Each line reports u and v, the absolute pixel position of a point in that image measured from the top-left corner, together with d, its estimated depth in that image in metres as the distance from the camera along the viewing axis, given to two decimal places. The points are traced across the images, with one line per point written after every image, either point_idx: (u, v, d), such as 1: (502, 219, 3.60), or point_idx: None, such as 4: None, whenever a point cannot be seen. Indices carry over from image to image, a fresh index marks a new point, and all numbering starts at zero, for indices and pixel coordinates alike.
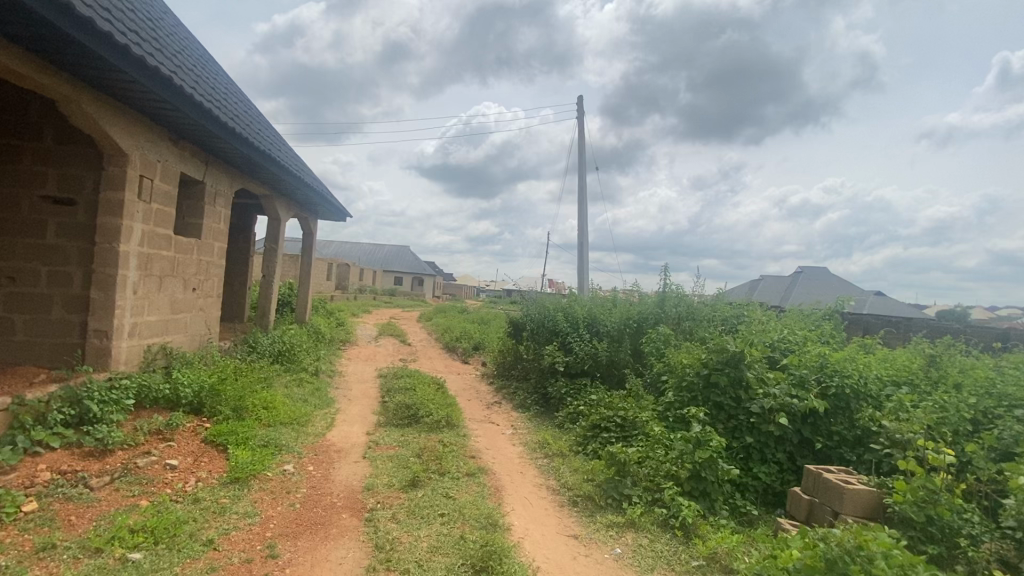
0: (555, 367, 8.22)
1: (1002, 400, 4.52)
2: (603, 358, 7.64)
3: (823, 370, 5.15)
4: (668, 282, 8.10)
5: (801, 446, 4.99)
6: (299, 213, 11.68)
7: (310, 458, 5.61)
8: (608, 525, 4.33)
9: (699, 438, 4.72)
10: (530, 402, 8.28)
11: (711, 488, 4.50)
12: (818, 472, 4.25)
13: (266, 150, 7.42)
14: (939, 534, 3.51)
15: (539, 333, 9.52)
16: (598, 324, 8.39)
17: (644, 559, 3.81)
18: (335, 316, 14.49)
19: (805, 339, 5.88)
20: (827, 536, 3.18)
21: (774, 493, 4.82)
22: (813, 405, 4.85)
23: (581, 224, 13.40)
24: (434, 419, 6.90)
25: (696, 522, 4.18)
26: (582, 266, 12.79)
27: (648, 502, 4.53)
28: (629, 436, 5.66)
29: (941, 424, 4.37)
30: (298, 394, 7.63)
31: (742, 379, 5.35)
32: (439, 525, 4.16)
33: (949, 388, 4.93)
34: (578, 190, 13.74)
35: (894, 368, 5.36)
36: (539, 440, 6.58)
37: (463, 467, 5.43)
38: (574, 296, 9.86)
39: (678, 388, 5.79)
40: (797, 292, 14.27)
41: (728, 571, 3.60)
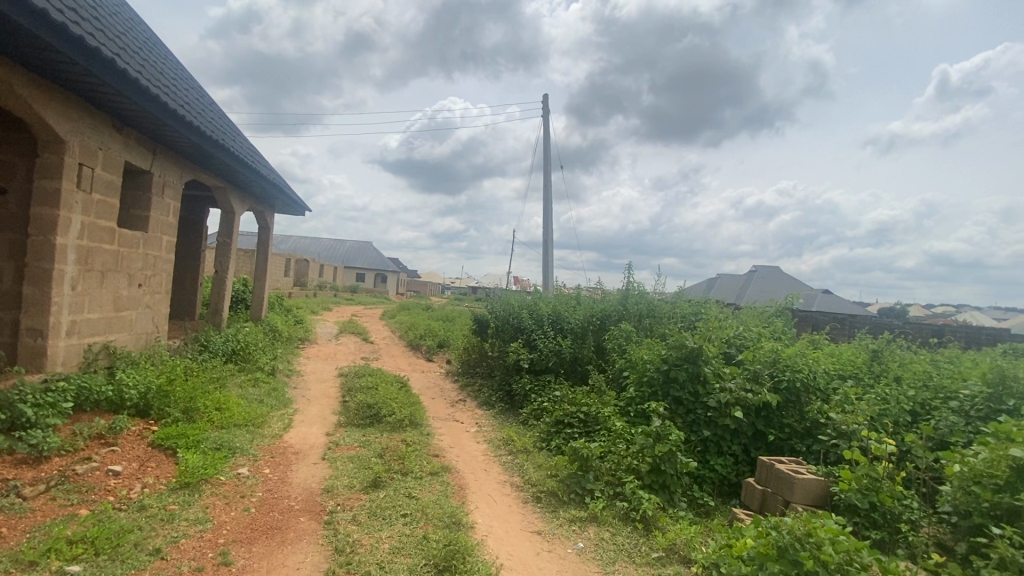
0: (520, 364, 8.24)
1: (937, 392, 4.83)
2: (567, 355, 7.70)
3: (776, 365, 5.36)
4: (630, 280, 8.25)
5: (754, 438, 5.18)
6: (255, 206, 11.24)
7: (266, 460, 5.41)
8: (570, 520, 4.37)
9: (659, 433, 4.83)
10: (495, 400, 8.26)
11: (670, 481, 4.61)
12: (771, 463, 4.43)
13: (219, 140, 7.09)
14: (882, 520, 3.74)
15: (504, 330, 9.51)
16: (562, 321, 8.45)
17: (606, 552, 3.86)
18: (294, 313, 14.05)
19: (759, 336, 6.11)
20: (779, 524, 3.29)
21: (729, 484, 4.99)
22: (766, 399, 5.04)
23: (546, 221, 13.46)
24: (396, 419, 6.78)
25: (656, 515, 4.27)
26: (547, 263, 12.87)
27: (610, 496, 4.60)
28: (592, 431, 5.73)
29: (884, 415, 4.63)
30: (254, 395, 7.34)
31: (700, 374, 5.51)
32: (402, 526, 4.09)
33: (890, 380, 5.23)
34: (543, 188, 13.80)
35: (841, 362, 5.63)
36: (503, 437, 6.57)
37: (427, 467, 5.36)
38: (539, 294, 9.89)
39: (639, 383, 5.90)
40: (752, 290, 14.81)
41: (687, 561, 3.69)
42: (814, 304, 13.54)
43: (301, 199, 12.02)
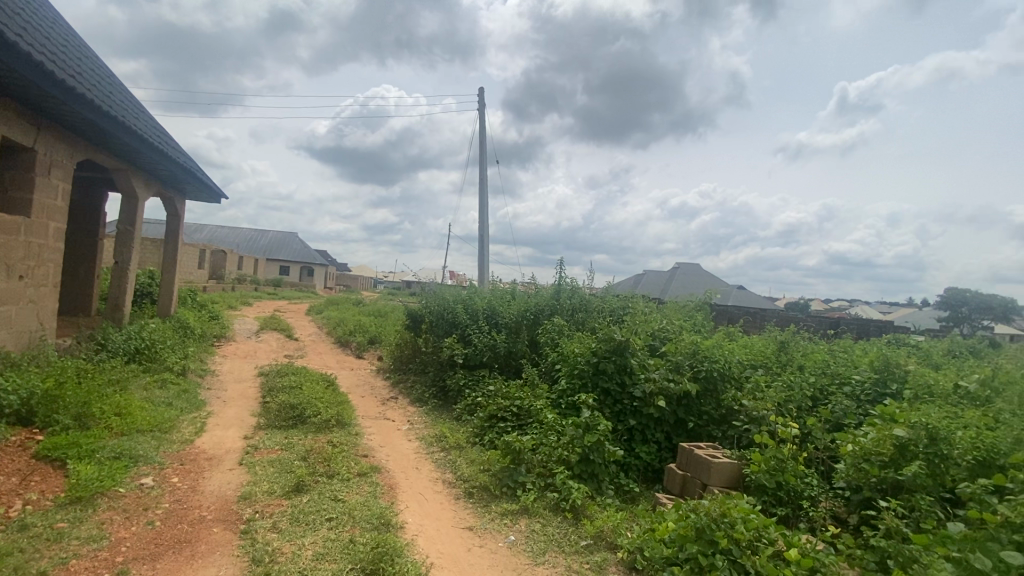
0: (454, 360, 8.13)
1: (833, 377, 5.31)
2: (501, 350, 7.69)
3: (696, 356, 5.66)
4: (563, 275, 8.40)
5: (676, 426, 5.46)
6: (162, 191, 10.27)
7: (174, 469, 4.97)
8: (502, 513, 4.38)
9: (588, 424, 4.95)
10: (428, 396, 8.12)
11: (598, 470, 4.75)
12: (691, 448, 4.69)
13: (120, 117, 6.38)
14: (787, 497, 4.06)
15: (438, 325, 9.34)
16: (496, 316, 8.44)
17: (536, 544, 3.91)
18: (208, 309, 13.01)
19: (680, 329, 6.44)
20: (697, 507, 3.46)
21: (653, 470, 5.22)
22: (687, 388, 5.32)
23: (481, 215, 13.39)
24: (321, 419, 6.47)
25: (585, 504, 4.38)
26: (482, 258, 12.83)
27: (541, 488, 4.66)
28: (524, 424, 5.77)
29: (789, 401, 5.03)
30: (160, 398, 6.71)
31: (627, 366, 5.72)
32: (326, 531, 3.90)
33: (794, 369, 5.69)
34: (479, 182, 13.73)
35: (753, 353, 6.06)
36: (436, 434, 6.47)
37: (354, 468, 5.15)
38: (473, 288, 9.82)
39: (570, 375, 6.03)
40: (675, 286, 15.60)
41: (613, 547, 3.80)
42: (730, 299, 14.50)
43: (217, 186, 11.13)
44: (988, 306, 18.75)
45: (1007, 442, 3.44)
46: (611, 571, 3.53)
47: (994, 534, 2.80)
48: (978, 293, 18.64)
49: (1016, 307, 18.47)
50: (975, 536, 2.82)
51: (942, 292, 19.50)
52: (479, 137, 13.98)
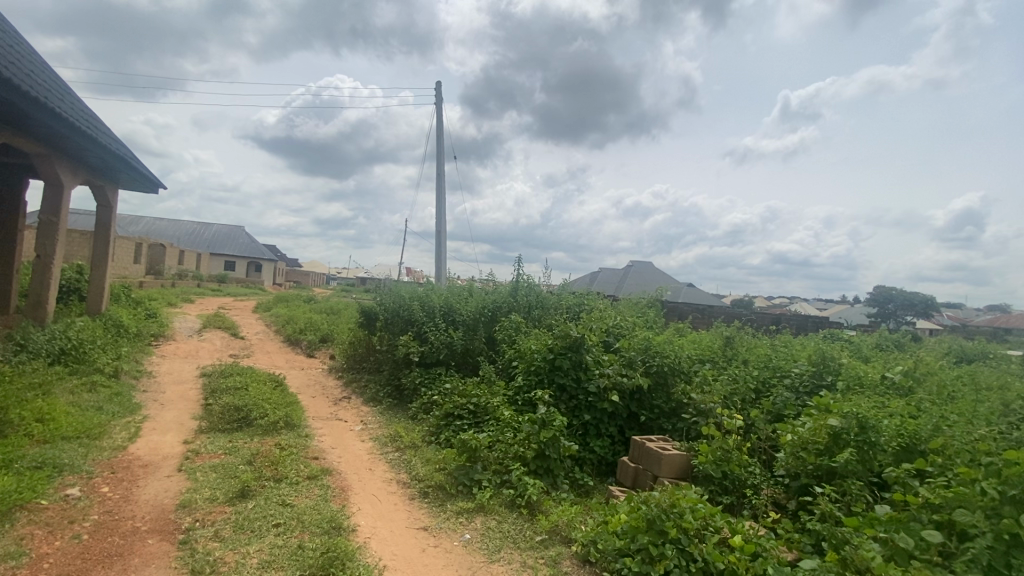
0: (409, 358, 7.99)
1: (774, 370, 5.59)
2: (457, 347, 7.61)
3: (648, 351, 5.82)
4: (520, 272, 8.42)
5: (628, 419, 5.60)
6: (92, 180, 9.54)
7: (104, 477, 4.64)
8: (457, 512, 4.35)
9: (544, 420, 4.99)
10: (383, 395, 7.96)
11: (554, 465, 4.80)
12: (642, 441, 4.82)
13: (42, 98, 5.87)
14: (731, 486, 4.25)
15: (393, 323, 9.14)
16: (453, 313, 8.35)
17: (492, 541, 3.91)
18: (145, 306, 12.22)
19: (634, 325, 6.60)
20: (648, 499, 3.54)
21: (607, 463, 5.33)
22: (639, 383, 5.46)
23: (438, 211, 13.22)
24: (269, 421, 6.21)
25: (540, 499, 4.41)
26: (439, 254, 12.68)
27: (497, 485, 4.66)
28: (480, 421, 5.75)
29: (734, 394, 5.26)
30: (89, 402, 6.24)
31: (582, 361, 5.80)
32: (273, 538, 3.74)
33: (739, 362, 5.96)
34: (436, 177, 13.55)
35: (701, 348, 6.29)
36: (390, 434, 6.34)
37: (304, 471, 4.98)
38: (430, 285, 9.68)
39: (526, 372, 6.06)
40: (629, 284, 15.99)
41: (567, 541, 3.85)
42: (680, 297, 14.99)
43: (154, 175, 10.45)
44: (910, 303, 20.32)
45: (927, 428, 3.73)
46: (565, 565, 3.57)
47: (915, 515, 3.03)
48: (902, 290, 20.13)
49: (935, 304, 20.09)
50: (899, 517, 3.05)
51: (871, 290, 20.93)
52: (437, 132, 13.78)
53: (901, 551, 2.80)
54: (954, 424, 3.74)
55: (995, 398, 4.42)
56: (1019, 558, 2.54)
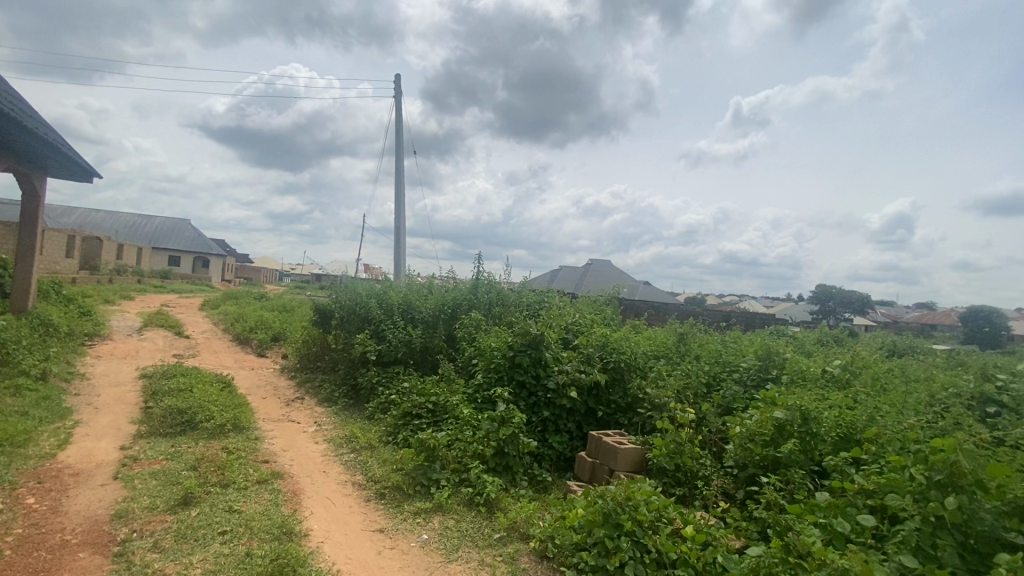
0: (366, 357, 7.81)
1: (724, 365, 5.80)
2: (416, 345, 7.49)
3: (605, 347, 5.92)
4: (481, 269, 8.39)
5: (586, 415, 5.67)
6: (17, 167, 8.83)
7: (29, 488, 4.29)
8: (415, 512, 4.29)
9: (503, 417, 4.99)
10: (338, 396, 7.75)
11: (512, 462, 4.80)
12: (599, 436, 4.90)
13: None
14: (684, 478, 4.37)
15: (349, 321, 8.91)
16: (412, 311, 8.21)
17: (450, 540, 3.87)
18: (78, 303, 11.41)
19: (592, 322, 6.70)
20: (604, 493, 3.58)
21: (565, 459, 5.38)
22: (597, 378, 5.55)
23: (397, 207, 12.98)
24: (215, 424, 5.92)
25: (498, 496, 4.41)
26: (398, 250, 12.46)
27: (455, 484, 4.62)
28: (439, 420, 5.68)
29: (687, 388, 5.43)
30: (12, 407, 5.76)
31: (541, 358, 5.82)
32: (219, 546, 3.57)
33: (692, 358, 6.15)
34: (395, 172, 13.29)
35: (656, 345, 6.45)
36: (346, 434, 6.18)
37: (253, 475, 4.77)
38: (388, 282, 9.50)
39: (486, 370, 6.04)
40: (588, 282, 16.22)
41: (525, 537, 3.86)
42: (637, 294, 15.35)
43: (89, 164, 9.78)
44: (848, 300, 21.63)
45: (862, 419, 3.96)
46: (523, 561, 3.58)
47: (852, 500, 3.22)
48: (842, 289, 21.38)
49: (871, 302, 21.45)
50: (837, 503, 3.23)
51: (814, 288, 22.12)
52: (397, 127, 13.52)
53: (838, 536, 2.96)
54: (886, 414, 3.99)
55: (923, 389, 4.75)
56: (943, 538, 2.74)
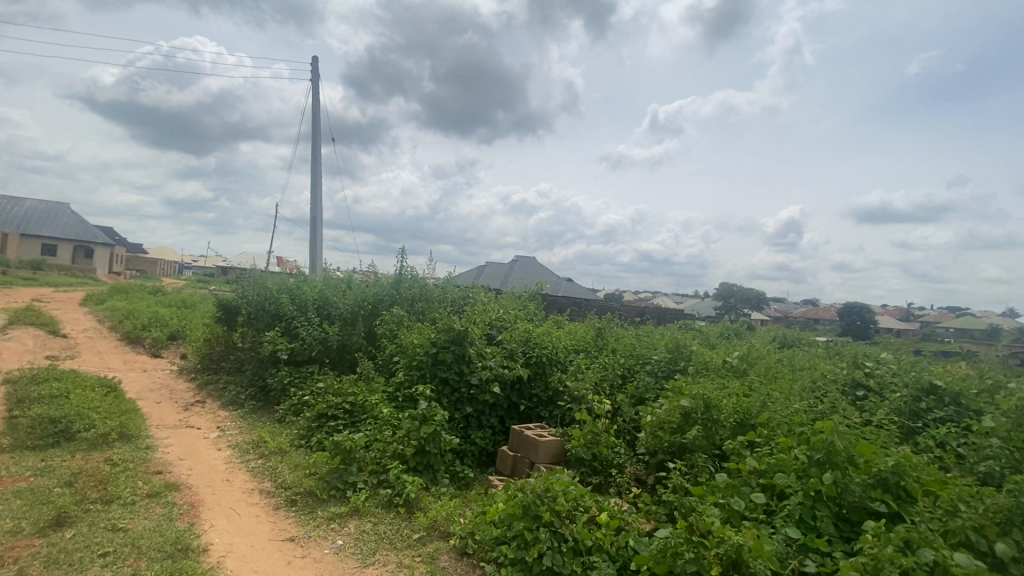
0: (277, 356, 7.33)
1: (638, 358, 6.11)
2: (333, 343, 7.14)
3: (528, 342, 6.03)
4: (403, 264, 8.16)
5: (509, 410, 5.72)
6: None
7: None
8: (329, 518, 4.10)
9: (424, 415, 4.89)
10: (245, 398, 7.22)
11: (434, 460, 4.73)
12: (520, 429, 4.97)
13: None
14: (599, 467, 4.56)
15: (257, 318, 8.29)
16: (329, 307, 7.82)
17: (366, 544, 3.74)
18: None
19: (515, 318, 6.77)
20: (523, 486, 3.62)
21: (487, 454, 5.40)
22: (519, 373, 5.62)
23: (313, 197, 12.29)
24: (96, 434, 5.27)
25: (418, 496, 4.33)
26: (314, 243, 11.82)
27: (373, 486, 4.47)
28: (357, 421, 5.46)
29: (604, 380, 5.66)
30: None
31: (464, 354, 5.78)
32: (99, 571, 3.18)
33: (609, 351, 6.42)
34: (312, 160, 12.59)
35: (576, 339, 6.64)
36: (253, 439, 5.77)
37: (142, 489, 4.31)
38: (302, 277, 8.95)
39: (408, 367, 5.89)
40: (514, 279, 16.41)
41: (445, 535, 3.82)
42: (561, 291, 15.76)
43: None
44: (747, 297, 23.78)
45: (757, 405, 4.34)
46: (443, 560, 3.55)
47: (747, 480, 3.51)
48: (742, 287, 23.35)
49: (766, 299, 23.67)
50: (734, 483, 3.51)
51: (718, 286, 24.04)
52: (314, 111, 12.79)
53: (734, 514, 3.22)
54: (776, 400, 4.41)
55: (807, 377, 5.32)
56: (821, 510, 3.07)
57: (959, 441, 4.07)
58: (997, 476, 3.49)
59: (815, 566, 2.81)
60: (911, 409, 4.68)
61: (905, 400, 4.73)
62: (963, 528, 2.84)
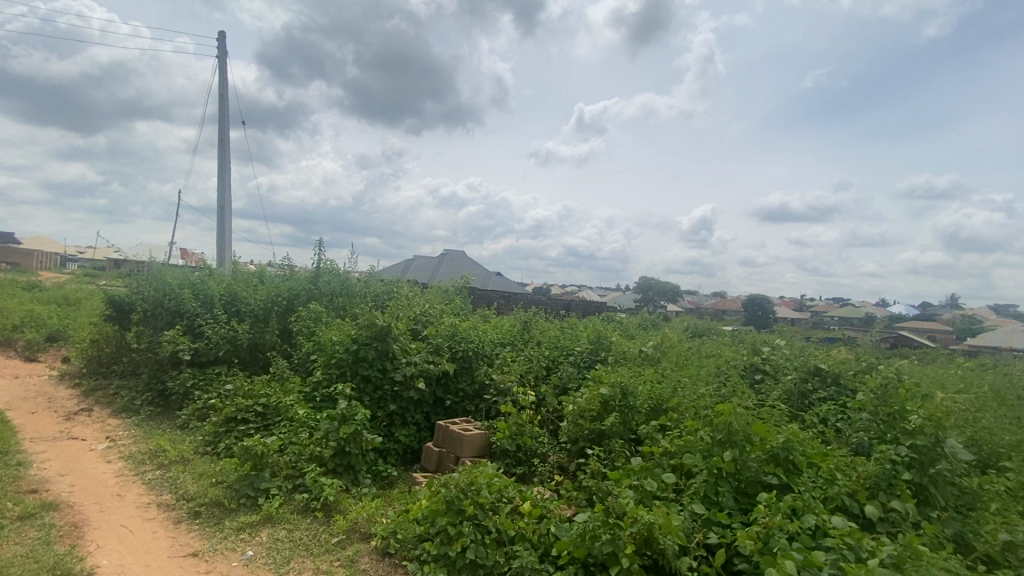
0: (178, 357, 6.73)
1: (562, 349, 6.28)
2: (243, 342, 6.68)
3: (454, 337, 6.00)
4: (322, 257, 7.78)
5: (434, 405, 5.66)
6: None
7: None
8: (238, 528, 3.84)
9: (344, 415, 4.71)
10: (140, 404, 6.56)
11: (355, 461, 4.57)
12: (446, 425, 4.94)
13: None
14: (523, 456, 4.65)
15: (155, 316, 7.55)
16: (238, 304, 7.29)
17: (281, 553, 3.55)
18: None
19: (441, 313, 6.70)
20: (448, 481, 3.60)
21: (412, 451, 5.30)
22: (445, 368, 5.59)
23: (221, 183, 11.38)
24: None
25: (338, 499, 4.18)
26: (223, 233, 10.96)
27: (289, 491, 4.25)
28: (270, 424, 5.15)
29: (529, 372, 5.76)
30: None
31: (388, 351, 5.62)
32: None
33: (534, 344, 6.53)
34: (219, 143, 11.63)
35: (502, 332, 6.69)
36: (150, 449, 5.27)
37: (11, 511, 3.79)
38: (208, 270, 8.27)
39: (326, 366, 5.64)
40: (443, 272, 16.23)
41: (366, 537, 3.71)
42: (489, 284, 15.84)
43: None
44: (664, 290, 25.30)
45: (668, 391, 4.63)
46: (363, 562, 3.45)
47: (659, 462, 3.74)
48: (660, 280, 24.78)
49: (682, 291, 25.27)
50: (647, 465, 3.72)
51: (639, 280, 25.32)
52: (221, 89, 11.81)
53: (647, 494, 3.40)
54: (685, 385, 4.73)
55: (712, 363, 5.75)
56: (723, 485, 3.33)
57: (837, 416, 4.58)
58: (867, 446, 3.99)
59: (717, 538, 3.05)
60: (800, 390, 5.22)
61: (795, 381, 5.27)
62: (839, 494, 3.24)
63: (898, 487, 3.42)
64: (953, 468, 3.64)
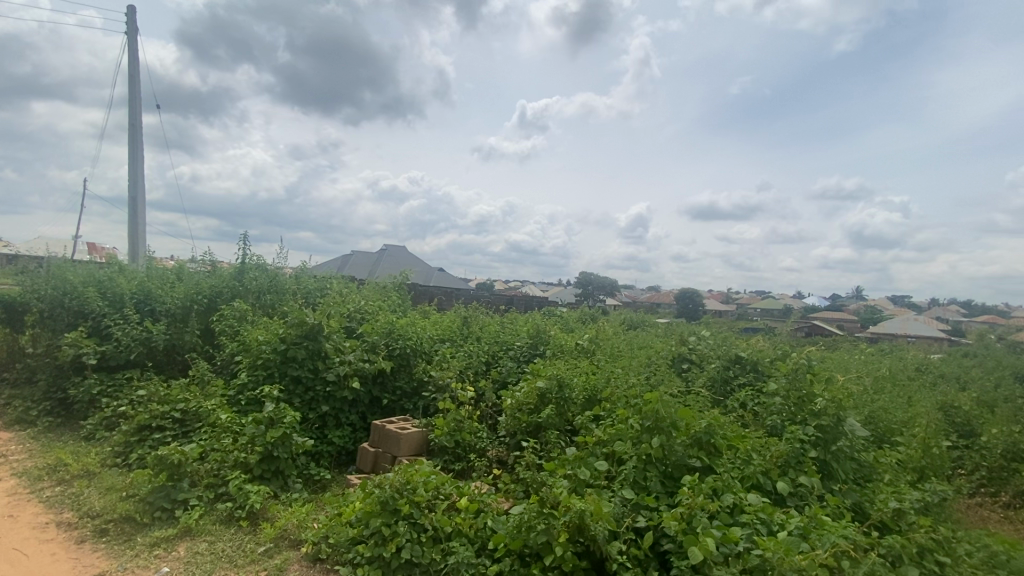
0: (82, 361, 6.14)
1: (501, 344, 6.32)
2: (159, 344, 6.20)
3: (390, 335, 5.87)
4: (248, 253, 7.35)
5: (370, 405, 5.52)
6: None
7: None
8: (153, 543, 3.58)
9: (272, 418, 4.49)
10: (37, 415, 5.94)
11: (284, 465, 4.37)
12: (381, 424, 4.84)
13: None
14: (462, 452, 4.64)
15: (53, 317, 6.83)
16: (152, 303, 6.75)
17: (200, 566, 3.35)
18: None
19: (377, 310, 6.55)
20: (381, 481, 3.54)
21: (346, 453, 5.14)
22: (381, 366, 5.46)
23: (132, 172, 10.46)
24: None
25: (265, 506, 3.99)
26: (135, 226, 10.08)
27: (210, 501, 4.01)
28: (190, 431, 4.83)
29: (468, 368, 5.75)
30: None
31: (320, 351, 5.42)
32: None
33: (473, 339, 6.52)
34: (130, 128, 10.68)
35: (441, 328, 6.63)
36: (48, 463, 4.78)
37: None
38: (117, 267, 7.59)
39: (252, 367, 5.34)
40: (382, 269, 15.80)
41: (296, 543, 3.58)
42: (431, 280, 15.65)
43: None
44: (603, 285, 26.04)
45: (601, 382, 4.78)
46: (292, 570, 3.32)
47: (592, 451, 3.86)
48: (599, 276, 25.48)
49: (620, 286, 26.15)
50: (581, 455, 3.82)
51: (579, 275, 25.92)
52: (131, 68, 10.82)
53: (580, 482, 3.50)
54: (617, 376, 4.91)
55: (644, 354, 6.01)
56: (651, 470, 3.49)
57: (754, 401, 4.94)
58: (780, 427, 4.32)
59: (645, 521, 3.19)
60: (722, 376, 5.58)
61: (718, 369, 5.62)
62: (754, 473, 3.50)
63: (805, 463, 3.74)
64: (852, 444, 4.02)
